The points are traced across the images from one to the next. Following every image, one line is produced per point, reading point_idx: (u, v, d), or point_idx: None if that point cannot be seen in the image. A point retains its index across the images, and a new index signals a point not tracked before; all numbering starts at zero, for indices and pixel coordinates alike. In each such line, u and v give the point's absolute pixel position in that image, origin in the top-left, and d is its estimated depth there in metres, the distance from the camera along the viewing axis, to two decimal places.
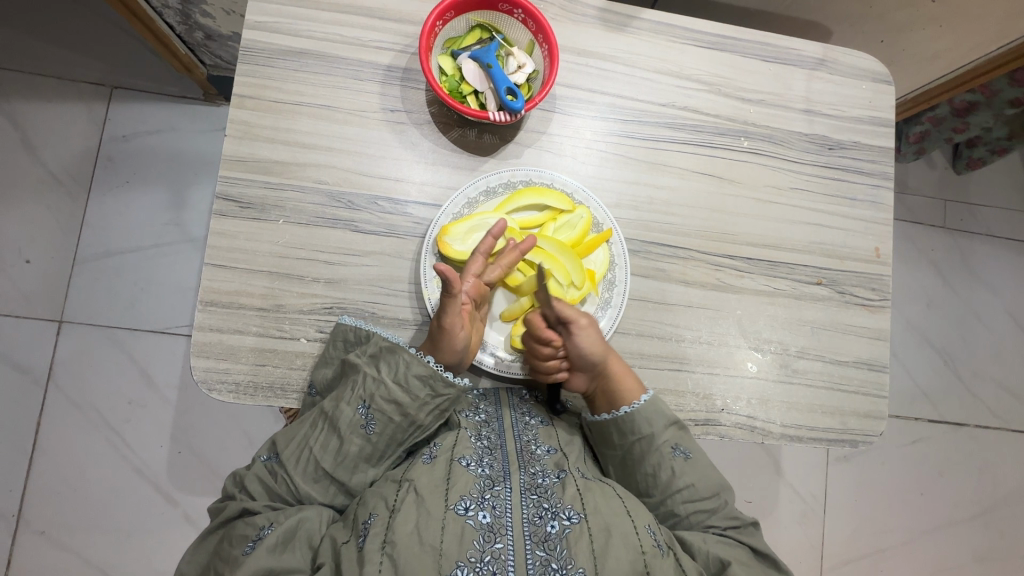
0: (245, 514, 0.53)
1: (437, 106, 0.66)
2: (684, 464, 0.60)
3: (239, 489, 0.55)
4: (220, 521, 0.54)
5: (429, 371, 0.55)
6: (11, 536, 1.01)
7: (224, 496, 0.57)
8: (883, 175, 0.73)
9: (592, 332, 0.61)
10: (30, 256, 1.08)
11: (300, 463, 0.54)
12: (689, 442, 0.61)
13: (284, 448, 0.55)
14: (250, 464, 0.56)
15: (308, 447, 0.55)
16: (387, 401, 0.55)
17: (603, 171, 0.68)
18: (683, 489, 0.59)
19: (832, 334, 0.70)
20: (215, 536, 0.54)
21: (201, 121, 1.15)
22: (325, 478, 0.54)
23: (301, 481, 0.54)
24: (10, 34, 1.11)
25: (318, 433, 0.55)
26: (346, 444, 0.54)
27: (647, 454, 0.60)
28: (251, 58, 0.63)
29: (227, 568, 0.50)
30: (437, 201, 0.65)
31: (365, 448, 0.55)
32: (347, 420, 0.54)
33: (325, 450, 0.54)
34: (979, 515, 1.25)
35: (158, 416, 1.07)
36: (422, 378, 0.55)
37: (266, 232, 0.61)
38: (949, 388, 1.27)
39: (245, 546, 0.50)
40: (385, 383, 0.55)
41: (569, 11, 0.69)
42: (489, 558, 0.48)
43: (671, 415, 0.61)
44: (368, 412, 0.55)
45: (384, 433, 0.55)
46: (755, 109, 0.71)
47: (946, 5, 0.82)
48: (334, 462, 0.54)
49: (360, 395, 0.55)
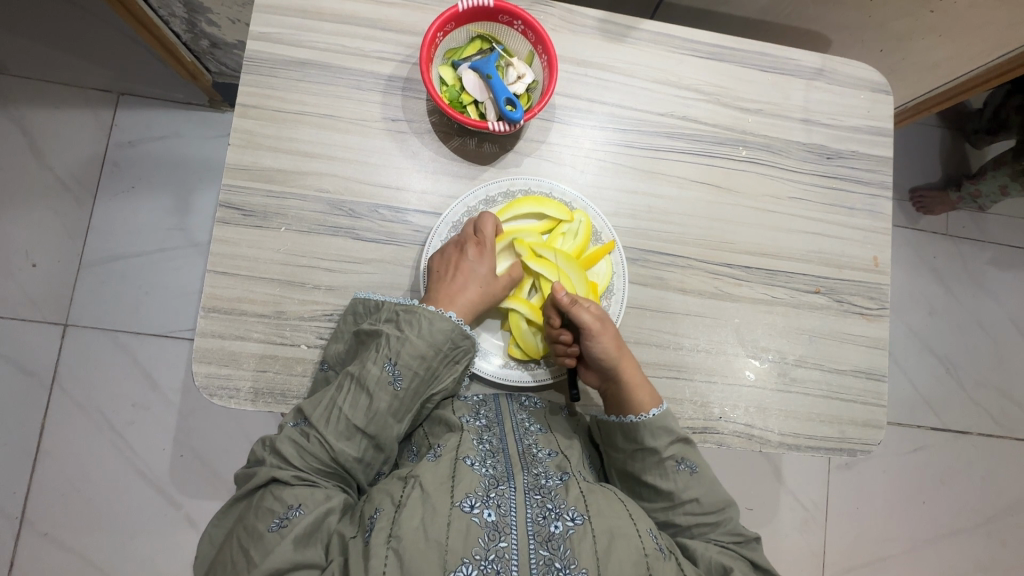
0: (273, 484, 0.52)
1: (438, 116, 0.67)
2: (690, 477, 0.59)
3: (268, 454, 0.54)
4: (248, 488, 0.53)
5: (452, 326, 0.57)
6: (15, 538, 1.02)
7: (249, 461, 0.56)
8: (881, 184, 0.74)
9: (613, 335, 0.61)
10: (37, 260, 1.09)
11: (331, 423, 0.54)
12: (696, 457, 0.61)
13: (312, 412, 0.54)
14: (278, 429, 0.55)
15: (337, 408, 0.54)
16: (413, 357, 0.55)
17: (601, 180, 0.68)
18: (686, 502, 0.59)
19: (830, 343, 0.70)
20: (240, 505, 0.54)
21: (207, 129, 1.16)
22: (357, 435, 0.54)
23: (334, 440, 0.53)
24: (20, 41, 1.12)
25: (346, 394, 0.54)
26: (376, 400, 0.54)
27: (653, 465, 0.60)
28: (255, 68, 0.64)
29: (249, 541, 0.49)
30: (437, 209, 0.65)
31: (393, 403, 0.55)
32: (374, 378, 0.54)
33: (355, 408, 0.54)
34: (983, 524, 1.24)
35: (162, 420, 1.08)
36: (445, 333, 0.57)
37: (268, 239, 0.62)
38: (951, 396, 1.27)
39: (270, 522, 0.50)
40: (410, 339, 0.56)
41: (569, 22, 0.69)
42: (493, 557, 0.47)
43: (678, 431, 0.61)
44: (395, 368, 0.55)
45: (410, 387, 0.55)
46: (753, 118, 0.72)
47: (943, 16, 0.82)
48: (366, 419, 0.54)
49: (385, 354, 0.55)
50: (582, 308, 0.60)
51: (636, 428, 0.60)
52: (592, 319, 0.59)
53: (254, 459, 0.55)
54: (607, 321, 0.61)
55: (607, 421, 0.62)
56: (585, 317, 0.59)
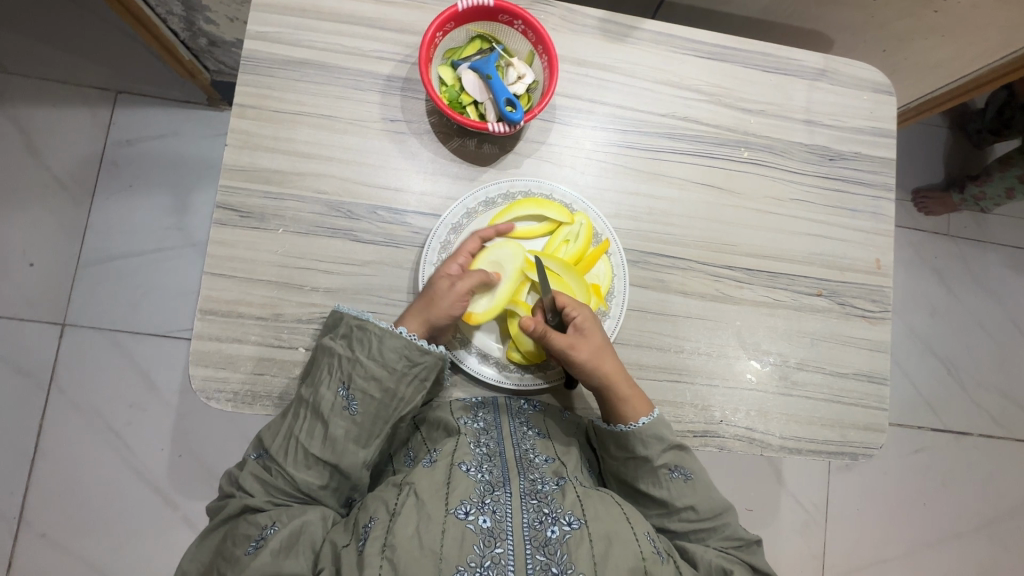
0: (245, 512, 0.52)
1: (437, 116, 0.66)
2: (684, 485, 0.59)
3: (236, 488, 0.54)
4: (221, 517, 0.53)
5: (405, 342, 0.55)
6: (12, 539, 1.01)
7: (221, 496, 0.56)
8: (884, 186, 0.73)
9: (590, 346, 0.59)
10: (33, 259, 1.09)
11: (290, 454, 0.54)
12: (691, 464, 0.60)
13: (271, 443, 0.54)
14: (242, 463, 0.55)
15: (295, 437, 0.54)
16: (366, 378, 0.54)
17: (602, 182, 0.68)
18: (682, 509, 0.58)
19: (832, 346, 0.69)
20: (217, 534, 0.53)
21: (205, 127, 1.16)
22: (317, 463, 0.53)
23: (294, 471, 0.53)
24: (17, 38, 1.12)
25: (302, 422, 0.54)
26: (332, 427, 0.53)
27: (646, 473, 0.59)
28: (253, 68, 0.64)
29: (229, 568, 0.49)
30: (436, 211, 0.65)
31: (352, 429, 0.54)
32: (328, 404, 0.54)
33: (312, 437, 0.53)
34: (984, 526, 1.24)
35: (160, 420, 1.07)
36: (399, 350, 0.55)
37: (266, 241, 0.62)
38: (952, 398, 1.26)
39: (247, 547, 0.50)
40: (361, 361, 0.54)
41: (569, 21, 0.69)
42: (489, 563, 0.47)
43: (671, 439, 0.59)
44: (348, 392, 0.54)
45: (367, 411, 0.54)
46: (755, 120, 0.71)
47: (947, 16, 0.82)
48: (323, 447, 0.53)
49: (338, 378, 0.54)
50: (551, 335, 0.58)
51: (639, 433, 0.59)
52: (563, 344, 0.58)
53: (223, 492, 0.55)
54: (589, 344, 0.59)
55: (600, 428, 0.62)
56: (555, 345, 0.58)
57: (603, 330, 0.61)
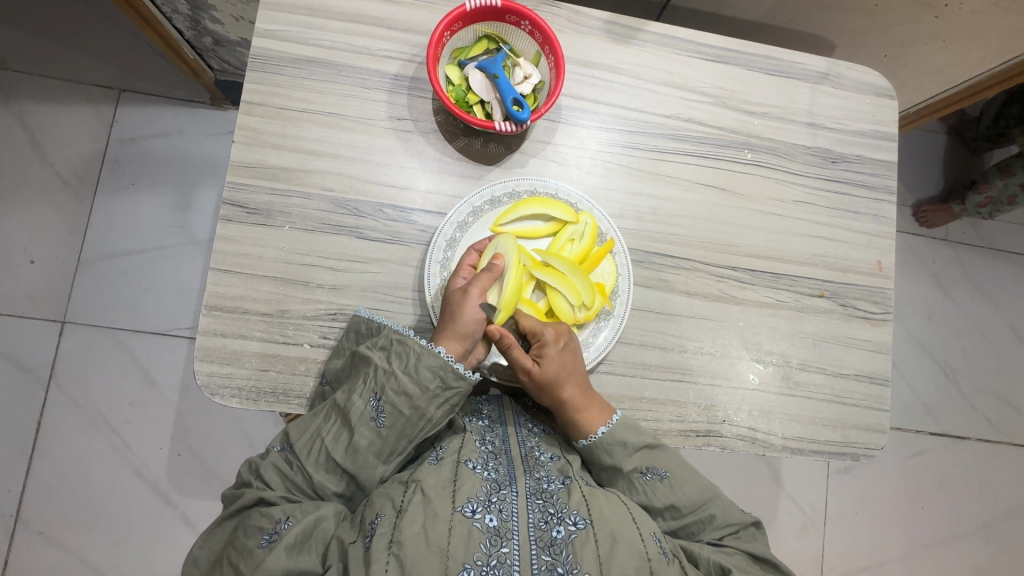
0: (261, 504, 0.52)
1: (443, 116, 0.66)
2: (660, 485, 0.59)
3: (255, 477, 0.54)
4: (235, 509, 0.53)
5: (441, 362, 0.54)
6: (10, 537, 1.01)
7: (237, 483, 0.56)
8: (885, 189, 0.74)
9: (548, 370, 0.58)
10: (35, 256, 1.09)
11: (312, 454, 0.53)
12: (664, 460, 0.60)
13: (296, 440, 0.54)
14: (264, 453, 0.55)
15: (320, 439, 0.53)
16: (398, 393, 0.54)
17: (607, 182, 0.68)
18: (664, 509, 0.59)
19: (834, 347, 0.70)
20: (229, 524, 0.53)
21: (209, 126, 1.16)
22: (337, 470, 0.53)
23: (314, 472, 0.53)
24: (21, 36, 1.12)
25: (330, 425, 0.54)
26: (357, 436, 0.53)
27: (618, 480, 0.60)
28: (261, 66, 0.64)
29: (240, 560, 0.49)
30: (442, 209, 0.65)
31: (376, 442, 0.53)
32: (358, 413, 0.53)
33: (336, 442, 0.53)
34: (982, 530, 1.24)
35: (159, 418, 1.07)
36: (434, 370, 0.54)
37: (273, 237, 0.62)
38: (950, 401, 1.27)
39: (260, 539, 0.49)
40: (397, 375, 0.54)
41: (576, 23, 0.69)
42: (495, 562, 0.48)
43: (637, 441, 0.59)
44: (379, 404, 0.53)
45: (394, 426, 0.54)
46: (759, 121, 0.72)
47: (946, 21, 0.83)
48: (345, 455, 0.53)
49: (372, 388, 0.54)
50: (514, 346, 0.58)
51: (614, 438, 0.59)
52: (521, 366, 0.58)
53: (241, 480, 0.55)
54: (545, 369, 0.58)
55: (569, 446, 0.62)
56: (514, 362, 0.58)
57: (564, 351, 0.59)
